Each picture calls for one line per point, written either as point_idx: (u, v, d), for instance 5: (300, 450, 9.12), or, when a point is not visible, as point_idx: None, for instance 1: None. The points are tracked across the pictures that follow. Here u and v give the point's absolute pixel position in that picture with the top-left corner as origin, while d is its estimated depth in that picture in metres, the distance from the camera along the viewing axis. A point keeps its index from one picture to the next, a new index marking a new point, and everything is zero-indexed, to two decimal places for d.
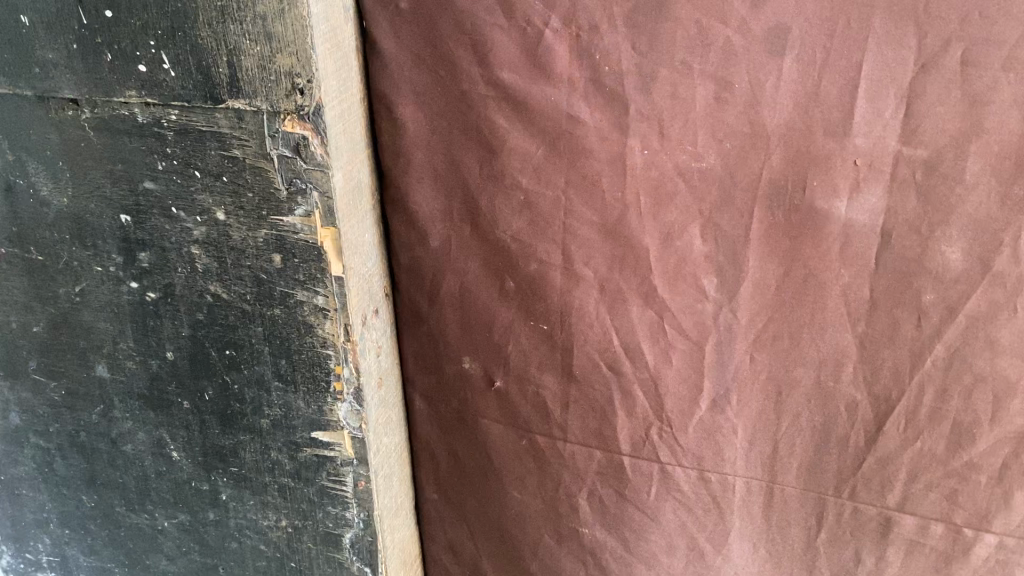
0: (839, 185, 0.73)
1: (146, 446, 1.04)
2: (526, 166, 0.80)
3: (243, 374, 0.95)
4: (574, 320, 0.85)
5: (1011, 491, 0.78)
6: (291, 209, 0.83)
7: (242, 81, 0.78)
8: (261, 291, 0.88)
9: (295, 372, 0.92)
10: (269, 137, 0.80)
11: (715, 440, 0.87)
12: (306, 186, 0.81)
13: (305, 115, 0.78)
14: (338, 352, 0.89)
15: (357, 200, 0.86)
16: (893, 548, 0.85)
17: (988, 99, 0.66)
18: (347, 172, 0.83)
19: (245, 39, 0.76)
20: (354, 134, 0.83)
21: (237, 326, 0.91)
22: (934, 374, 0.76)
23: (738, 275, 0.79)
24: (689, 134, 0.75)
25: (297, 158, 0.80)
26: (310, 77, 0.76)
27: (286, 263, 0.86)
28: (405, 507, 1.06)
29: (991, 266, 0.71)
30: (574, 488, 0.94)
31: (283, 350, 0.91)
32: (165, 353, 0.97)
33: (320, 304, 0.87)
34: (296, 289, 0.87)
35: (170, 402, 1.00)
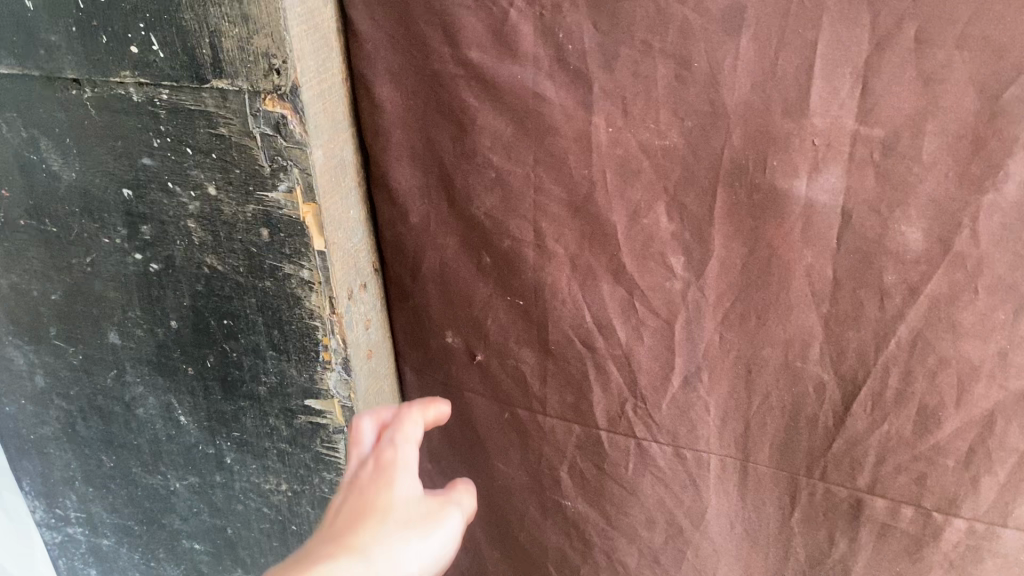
0: (799, 165, 0.72)
1: (156, 410, 1.10)
2: (496, 144, 0.82)
3: (239, 344, 0.99)
4: (548, 295, 0.88)
5: (979, 476, 0.78)
6: (274, 185, 0.86)
7: (225, 61, 0.81)
8: (252, 264, 0.92)
9: (287, 342, 0.96)
10: (251, 116, 0.83)
11: (689, 418, 0.88)
12: (288, 163, 0.84)
13: (283, 95, 0.80)
14: (325, 324, 0.92)
15: (341, 177, 0.89)
16: (866, 531, 0.85)
17: (943, 77, 0.65)
18: (328, 150, 0.86)
19: (224, 22, 0.79)
20: (336, 113, 0.86)
21: (232, 296, 0.95)
22: (899, 356, 0.76)
23: (703, 254, 0.79)
24: (651, 113, 0.76)
25: (278, 136, 0.83)
26: (285, 58, 0.78)
27: (274, 238, 0.89)
28: None
29: (952, 247, 0.70)
30: (556, 461, 0.97)
31: (275, 320, 0.95)
32: (169, 322, 1.01)
33: (306, 277, 0.90)
34: (284, 262, 0.90)
35: (176, 368, 1.05)
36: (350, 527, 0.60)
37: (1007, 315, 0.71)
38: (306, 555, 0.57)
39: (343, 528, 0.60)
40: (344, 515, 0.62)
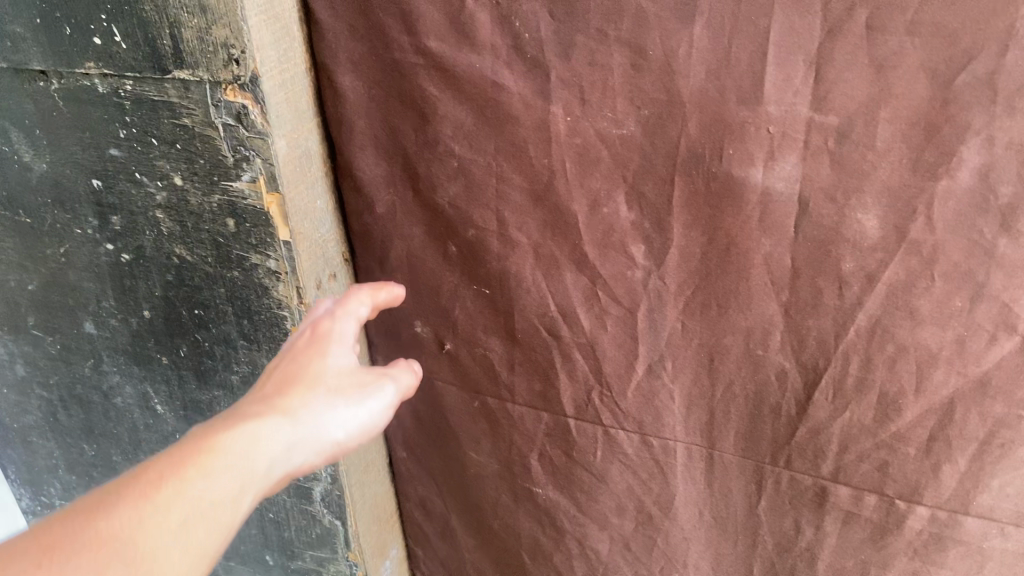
0: (754, 154, 0.72)
1: (133, 399, 1.11)
2: (457, 133, 0.82)
3: (211, 333, 0.99)
4: (513, 284, 0.88)
5: (940, 464, 0.78)
6: (238, 174, 0.86)
7: (185, 52, 0.80)
8: (220, 254, 0.92)
9: (257, 332, 0.96)
10: (213, 106, 0.83)
11: (654, 406, 0.88)
12: (250, 153, 0.84)
13: (243, 85, 0.80)
14: (293, 313, 0.93)
15: (306, 167, 0.89)
16: (830, 518, 0.85)
17: (894, 64, 0.65)
18: (292, 140, 0.86)
19: (183, 12, 0.78)
20: (300, 103, 0.86)
21: (202, 286, 0.96)
22: (858, 344, 0.76)
23: (663, 243, 0.79)
24: (608, 101, 0.75)
25: (239, 126, 0.83)
26: (243, 48, 0.78)
27: (239, 228, 0.90)
28: (377, 465, 1.09)
29: (907, 234, 0.70)
30: (526, 449, 0.98)
31: (245, 310, 0.95)
32: (142, 311, 1.02)
33: (272, 267, 0.90)
34: (251, 252, 0.91)
35: (151, 357, 1.05)
36: (282, 390, 0.66)
37: (964, 302, 0.70)
38: (240, 409, 0.63)
39: (275, 390, 0.66)
40: (280, 377, 0.68)
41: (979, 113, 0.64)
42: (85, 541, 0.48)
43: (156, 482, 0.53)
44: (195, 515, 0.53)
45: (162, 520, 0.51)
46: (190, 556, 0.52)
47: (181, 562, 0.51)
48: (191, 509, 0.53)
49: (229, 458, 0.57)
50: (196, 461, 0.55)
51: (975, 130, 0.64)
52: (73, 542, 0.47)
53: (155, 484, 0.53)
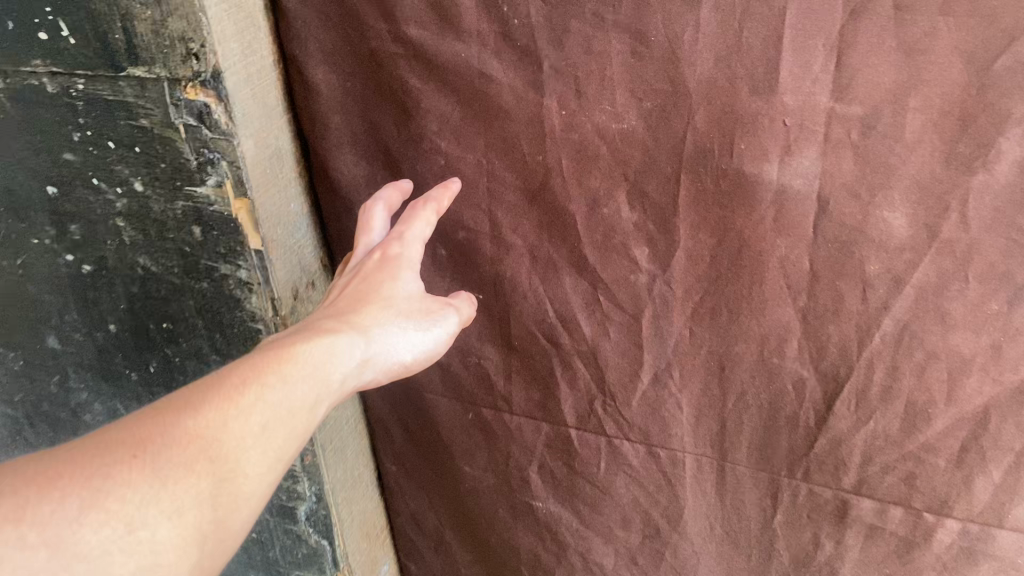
0: (769, 148, 0.65)
1: (103, 416, 1.03)
2: (443, 128, 0.76)
3: (182, 347, 0.92)
4: (508, 289, 0.82)
5: (972, 476, 0.72)
6: (203, 179, 0.79)
7: (139, 47, 0.73)
8: (187, 264, 0.86)
9: (230, 347, 0.89)
10: (172, 106, 0.75)
11: (661, 417, 0.82)
12: (215, 156, 0.77)
13: (204, 81, 0.73)
14: (268, 327, 0.85)
15: (277, 168, 0.82)
16: (852, 532, 0.79)
17: (925, 48, 0.58)
18: (261, 139, 0.79)
19: (135, 4, 0.71)
20: (267, 99, 0.79)
21: (170, 298, 0.89)
22: (884, 350, 0.70)
23: (669, 245, 0.73)
24: (607, 93, 0.69)
25: (202, 126, 0.75)
26: (202, 41, 0.70)
27: (207, 236, 0.83)
28: (364, 479, 1.03)
29: (939, 233, 0.64)
30: (525, 461, 0.92)
31: (216, 324, 0.88)
32: (108, 326, 0.95)
33: (244, 277, 0.83)
34: (220, 262, 0.84)
35: (119, 374, 0.98)
36: (354, 310, 0.68)
37: (1001, 306, 0.64)
38: (314, 325, 0.65)
39: (348, 309, 0.68)
40: (349, 295, 0.69)
41: (1021, 100, 0.57)
42: (176, 437, 0.50)
43: (238, 388, 0.55)
44: (270, 423, 0.56)
45: (241, 425, 0.54)
46: (264, 459, 0.55)
47: (257, 465, 0.55)
48: (267, 416, 0.56)
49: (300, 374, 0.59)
50: (276, 372, 0.58)
51: (1016, 119, 0.58)
52: (165, 435, 0.50)
53: (237, 391, 0.55)
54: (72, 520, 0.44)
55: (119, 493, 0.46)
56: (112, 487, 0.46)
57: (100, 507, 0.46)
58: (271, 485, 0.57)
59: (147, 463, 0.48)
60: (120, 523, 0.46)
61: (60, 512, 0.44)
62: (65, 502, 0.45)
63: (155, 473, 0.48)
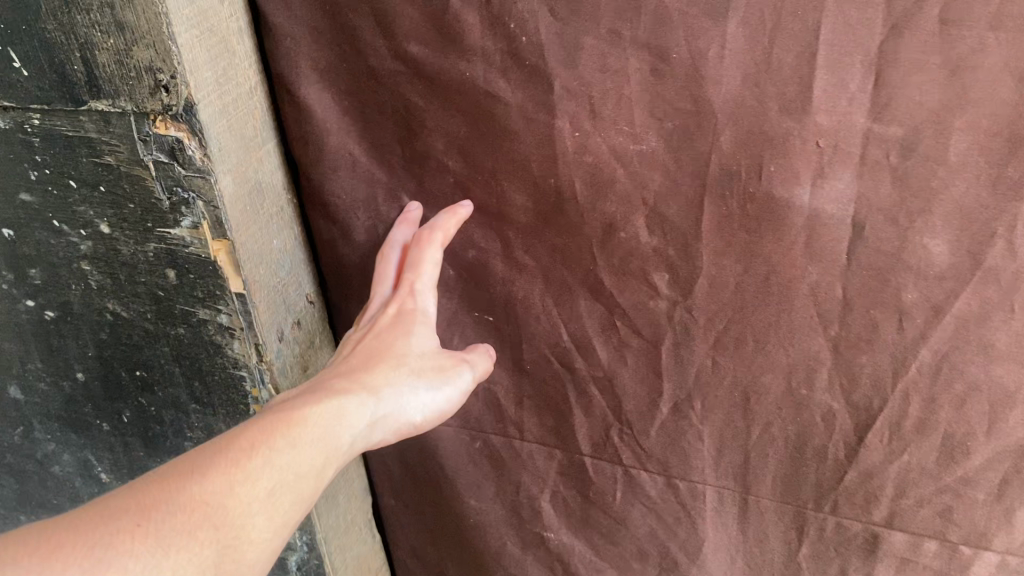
0: (801, 171, 0.61)
1: (73, 467, 0.97)
2: (450, 147, 0.71)
3: (156, 397, 0.86)
4: (520, 310, 0.77)
5: (1013, 509, 0.68)
6: (177, 220, 0.71)
7: (101, 79, 0.65)
8: (161, 309, 0.79)
9: (210, 394, 0.83)
10: (140, 142, 0.68)
11: (680, 447, 0.78)
12: (189, 195, 0.69)
13: (176, 115, 0.65)
14: (252, 373, 0.79)
15: (258, 204, 0.74)
16: (883, 566, 0.76)
17: (974, 64, 0.54)
18: (240, 174, 0.71)
19: (95, 32, 0.63)
20: (244, 129, 0.71)
21: (142, 345, 0.82)
22: (920, 381, 0.66)
23: (691, 272, 0.68)
24: (623, 113, 0.64)
25: (175, 163, 0.68)
26: (173, 72, 0.62)
27: (182, 279, 0.76)
28: (356, 522, 0.97)
29: (983, 260, 0.60)
30: (536, 490, 0.87)
31: (195, 370, 0.82)
32: (75, 374, 0.88)
33: (224, 322, 0.76)
34: (197, 306, 0.77)
35: (90, 423, 0.92)
36: (366, 367, 0.68)
37: None
38: (326, 384, 0.65)
39: (360, 366, 0.68)
40: (362, 352, 0.70)
41: None
42: (179, 505, 0.49)
43: (245, 452, 0.55)
44: (278, 487, 0.55)
45: (249, 490, 0.53)
46: (271, 525, 0.54)
47: (263, 530, 0.54)
48: (275, 480, 0.55)
49: (311, 436, 0.59)
50: (287, 433, 0.57)
51: None
52: (168, 503, 0.49)
53: (245, 455, 0.54)
54: None
55: (120, 563, 0.45)
56: (113, 557, 0.45)
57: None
58: (277, 551, 0.56)
59: (149, 532, 0.47)
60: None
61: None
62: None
63: (158, 542, 0.47)
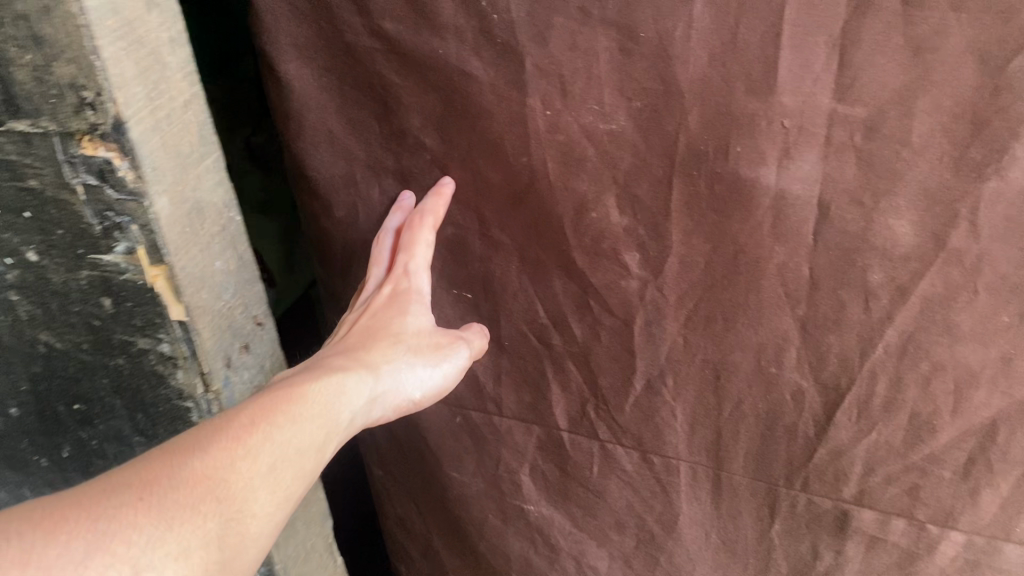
0: (766, 151, 0.61)
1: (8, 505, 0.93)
2: (426, 124, 0.72)
3: (98, 429, 0.81)
4: (497, 287, 0.78)
5: (978, 489, 0.69)
6: (111, 245, 0.65)
7: (18, 96, 0.58)
8: (98, 339, 0.74)
9: (154, 424, 0.79)
10: (65, 163, 0.61)
11: (654, 424, 0.79)
12: (123, 219, 0.63)
13: (103, 135, 0.58)
14: (199, 403, 0.74)
15: (199, 224, 0.67)
16: (853, 543, 0.77)
17: (935, 46, 0.54)
18: (180, 193, 0.64)
19: (8, 45, 0.56)
20: (182, 144, 0.63)
21: (79, 377, 0.78)
22: (887, 361, 0.66)
23: (661, 250, 0.69)
24: (594, 92, 0.64)
25: (104, 186, 0.61)
26: (99, 90, 0.55)
27: (119, 308, 0.70)
28: (319, 547, 0.96)
29: (946, 242, 0.60)
30: (515, 465, 0.89)
31: (137, 400, 0.77)
32: (7, 409, 0.83)
33: (167, 351, 0.71)
34: (138, 336, 0.72)
35: (27, 460, 0.87)
36: (364, 346, 0.71)
37: (1012, 319, 0.61)
38: (325, 363, 0.68)
39: (359, 345, 0.71)
40: (360, 331, 0.72)
41: None
42: (182, 479, 0.50)
43: (246, 429, 0.56)
44: (279, 463, 0.56)
45: (249, 466, 0.54)
46: (273, 500, 0.56)
47: (265, 505, 0.55)
48: (275, 456, 0.56)
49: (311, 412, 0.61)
50: (288, 410, 0.59)
51: None
52: (171, 478, 0.50)
53: (246, 431, 0.56)
54: (77, 564, 0.44)
55: (125, 535, 0.46)
56: (116, 530, 0.46)
57: (105, 551, 0.45)
58: (275, 527, 0.57)
59: (152, 505, 0.48)
60: (124, 566, 0.45)
61: (66, 556, 0.44)
62: (70, 546, 0.44)
63: (161, 516, 0.48)
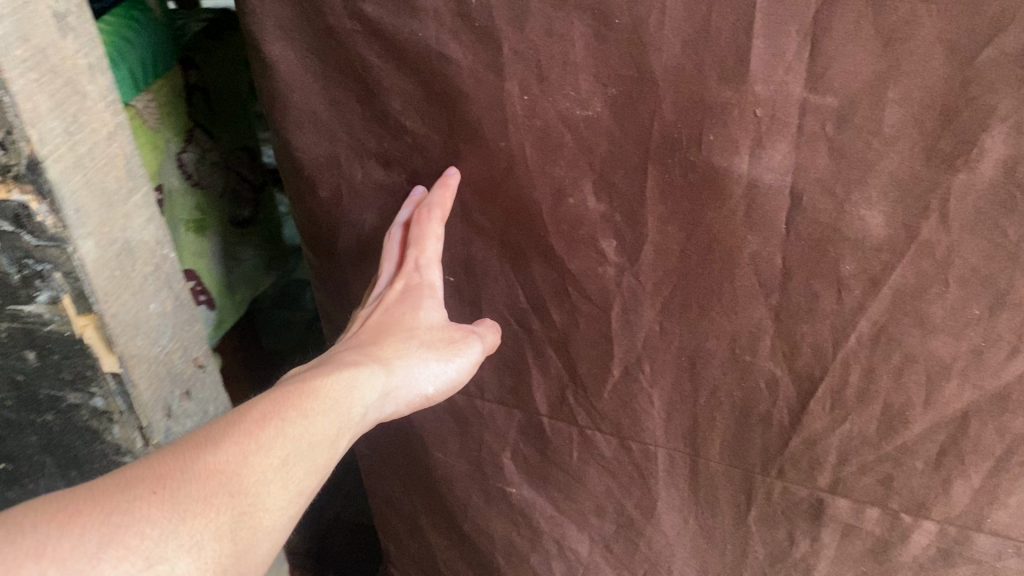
0: (739, 140, 0.61)
1: None
2: (407, 107, 0.72)
3: (27, 486, 0.93)
4: (479, 271, 0.79)
5: (950, 480, 0.70)
6: (32, 295, 0.74)
7: None
8: (26, 394, 0.84)
9: (87, 473, 0.91)
10: None
11: (632, 410, 0.79)
12: (45, 267, 0.72)
13: (19, 176, 0.66)
14: (134, 453, 0.86)
15: (126, 268, 0.77)
16: (828, 530, 0.78)
17: (905, 36, 0.53)
18: (102, 234, 0.73)
19: None
20: (106, 185, 0.73)
21: (9, 432, 0.88)
22: (860, 351, 0.66)
23: (637, 238, 0.69)
24: (569, 78, 0.64)
25: (24, 234, 0.70)
26: (13, 133, 0.63)
27: (44, 360, 0.80)
28: None
29: (917, 234, 0.60)
30: (498, 448, 0.90)
31: (69, 450, 0.89)
32: None
33: (100, 402, 0.82)
34: (68, 388, 0.82)
35: None
36: (377, 342, 0.72)
37: (982, 311, 0.61)
38: (339, 359, 0.70)
39: (371, 341, 0.72)
40: (374, 327, 0.74)
41: (1006, 95, 0.53)
42: (194, 473, 0.52)
43: (258, 424, 0.58)
44: (292, 456, 0.58)
45: (262, 460, 0.56)
46: (286, 494, 0.56)
47: (279, 498, 0.56)
48: (288, 450, 0.58)
49: (323, 407, 0.63)
50: (298, 406, 0.61)
51: (1001, 116, 0.53)
52: (183, 472, 0.51)
53: (257, 426, 0.57)
54: (90, 555, 0.45)
55: (137, 529, 0.47)
56: (129, 522, 0.48)
57: (117, 543, 0.47)
58: (292, 521, 0.58)
59: (165, 499, 0.49)
60: (137, 558, 0.47)
61: (80, 549, 0.45)
62: (83, 538, 0.46)
63: (174, 509, 0.49)
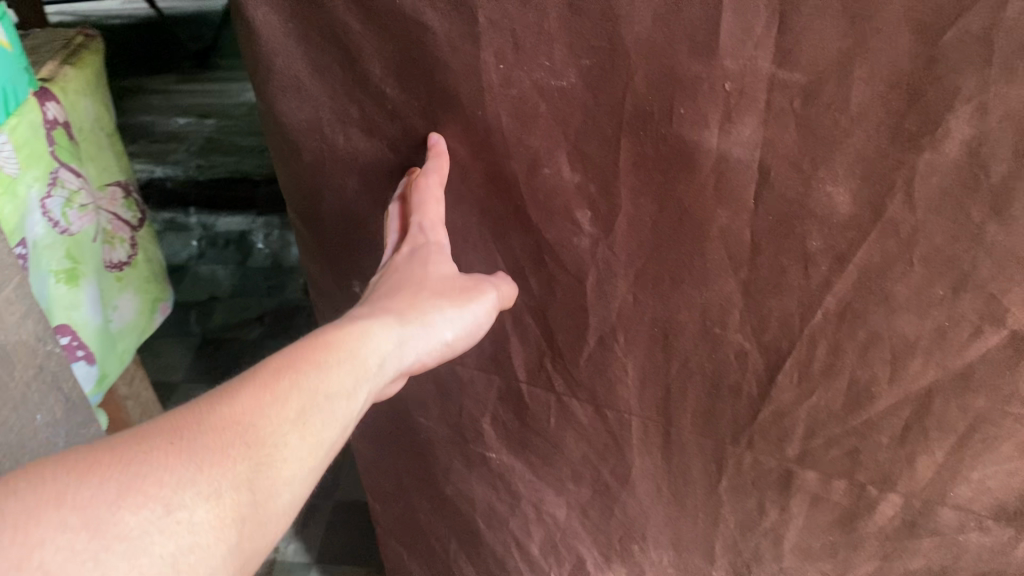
0: (709, 114, 0.61)
1: None
2: (387, 74, 0.72)
3: None
4: (458, 237, 0.79)
5: (914, 454, 0.71)
6: None
7: None
8: None
9: None
10: None
11: (607, 378, 0.80)
12: None
13: None
14: None
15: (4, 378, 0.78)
16: (797, 500, 0.79)
17: (874, 13, 0.52)
18: None
19: None
20: None
21: None
22: (827, 327, 0.67)
23: (611, 209, 0.69)
24: (544, 48, 0.63)
25: None
26: None
27: None
28: None
29: (883, 213, 0.60)
30: (477, 413, 0.91)
31: None
32: None
33: None
34: None
35: None
36: (391, 298, 0.72)
37: (946, 291, 0.61)
38: (355, 315, 0.70)
39: (386, 298, 0.72)
40: (388, 284, 0.74)
41: (971, 75, 0.52)
42: (210, 426, 0.53)
43: (273, 378, 0.58)
44: (308, 407, 0.58)
45: (278, 411, 0.57)
46: (305, 444, 0.57)
47: (297, 449, 0.57)
48: (303, 402, 0.58)
49: (338, 360, 0.63)
50: (312, 359, 0.61)
51: (965, 96, 0.53)
52: (198, 426, 0.53)
53: (273, 379, 0.58)
54: (110, 503, 0.47)
55: (155, 477, 0.49)
56: (147, 472, 0.49)
57: (137, 491, 0.48)
58: (314, 470, 0.59)
59: (182, 449, 0.51)
60: (157, 505, 0.48)
61: (99, 497, 0.47)
62: (103, 486, 0.48)
63: (190, 458, 0.51)
